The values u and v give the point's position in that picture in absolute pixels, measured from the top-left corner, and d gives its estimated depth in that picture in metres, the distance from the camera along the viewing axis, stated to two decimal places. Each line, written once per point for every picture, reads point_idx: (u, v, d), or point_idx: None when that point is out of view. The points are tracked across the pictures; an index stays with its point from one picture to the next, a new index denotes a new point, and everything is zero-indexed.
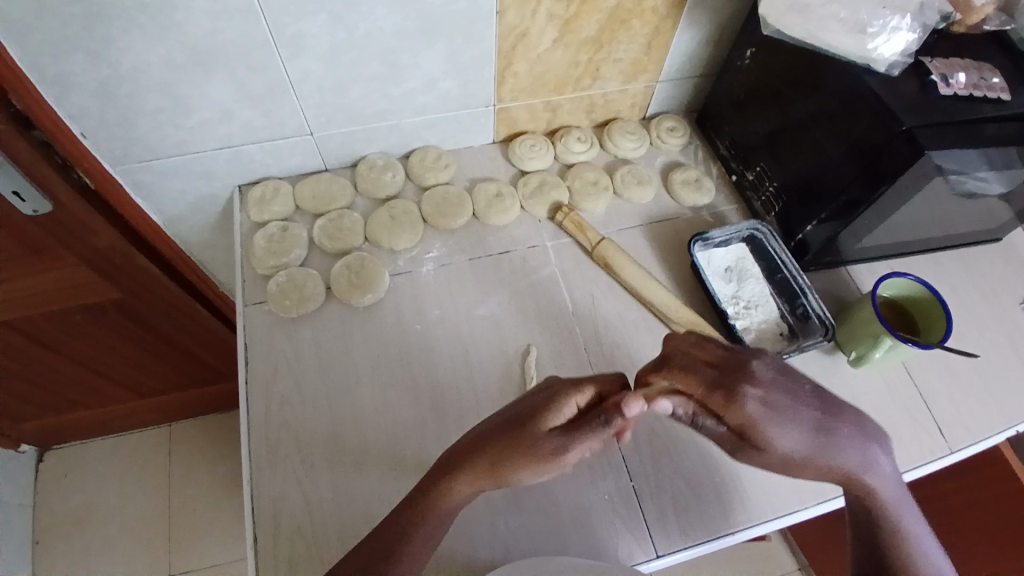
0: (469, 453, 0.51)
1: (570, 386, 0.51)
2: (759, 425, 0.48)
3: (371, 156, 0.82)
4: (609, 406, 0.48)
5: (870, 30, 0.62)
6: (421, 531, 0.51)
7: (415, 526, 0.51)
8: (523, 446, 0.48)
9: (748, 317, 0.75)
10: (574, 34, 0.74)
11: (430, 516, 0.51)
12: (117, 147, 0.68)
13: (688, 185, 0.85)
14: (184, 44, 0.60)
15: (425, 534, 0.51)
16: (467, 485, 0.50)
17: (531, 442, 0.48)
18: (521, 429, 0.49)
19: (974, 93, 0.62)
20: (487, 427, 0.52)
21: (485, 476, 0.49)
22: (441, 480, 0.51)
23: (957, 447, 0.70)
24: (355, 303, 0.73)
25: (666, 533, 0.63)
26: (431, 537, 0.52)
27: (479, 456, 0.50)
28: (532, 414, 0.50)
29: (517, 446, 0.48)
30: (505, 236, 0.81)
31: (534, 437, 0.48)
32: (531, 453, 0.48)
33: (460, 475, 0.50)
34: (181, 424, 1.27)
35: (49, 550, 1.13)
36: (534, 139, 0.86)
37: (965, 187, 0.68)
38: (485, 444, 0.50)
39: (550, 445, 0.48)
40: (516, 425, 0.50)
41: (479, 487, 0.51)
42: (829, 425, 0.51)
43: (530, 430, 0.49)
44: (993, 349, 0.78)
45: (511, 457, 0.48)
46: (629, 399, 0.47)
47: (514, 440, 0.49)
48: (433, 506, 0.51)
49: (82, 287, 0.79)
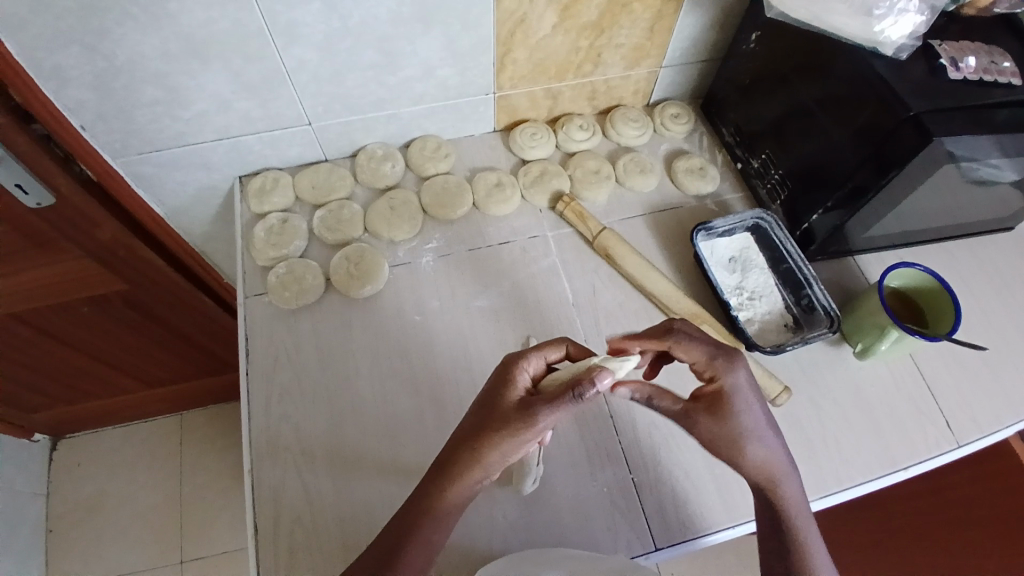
0: (460, 449, 0.50)
1: (521, 356, 0.53)
2: (735, 395, 0.54)
3: (370, 145, 0.82)
4: (580, 380, 0.47)
5: (876, 13, 0.60)
6: (422, 531, 0.50)
7: (415, 524, 0.50)
8: (496, 421, 0.49)
9: (751, 309, 0.74)
10: (574, 20, 0.73)
11: (432, 514, 0.50)
12: (116, 140, 0.68)
13: (692, 173, 0.83)
14: (179, 34, 0.60)
15: (427, 534, 0.50)
16: (461, 480, 0.50)
17: (501, 416, 0.49)
18: (492, 407, 0.51)
19: (984, 77, 0.60)
20: (469, 420, 0.51)
21: (470, 462, 0.50)
22: (436, 478, 0.51)
23: (965, 440, 0.69)
24: (354, 294, 0.73)
25: (665, 525, 0.63)
26: (432, 539, 0.50)
27: (465, 444, 0.50)
28: (495, 390, 0.52)
29: (495, 425, 0.49)
30: (506, 226, 0.80)
31: (504, 412, 0.50)
32: (505, 424, 0.49)
33: (456, 474, 0.50)
34: (191, 413, 1.28)
35: (64, 536, 1.15)
36: (535, 128, 0.85)
37: (977, 174, 0.66)
38: (467, 432, 0.51)
39: (519, 413, 0.49)
40: (487, 406, 0.51)
41: (475, 479, 0.50)
42: (761, 421, 0.54)
43: (499, 406, 0.50)
44: (1005, 340, 0.76)
45: (488, 435, 0.49)
46: (600, 374, 0.47)
47: (487, 419, 0.50)
48: (432, 505, 0.50)
49: (86, 280, 0.79)
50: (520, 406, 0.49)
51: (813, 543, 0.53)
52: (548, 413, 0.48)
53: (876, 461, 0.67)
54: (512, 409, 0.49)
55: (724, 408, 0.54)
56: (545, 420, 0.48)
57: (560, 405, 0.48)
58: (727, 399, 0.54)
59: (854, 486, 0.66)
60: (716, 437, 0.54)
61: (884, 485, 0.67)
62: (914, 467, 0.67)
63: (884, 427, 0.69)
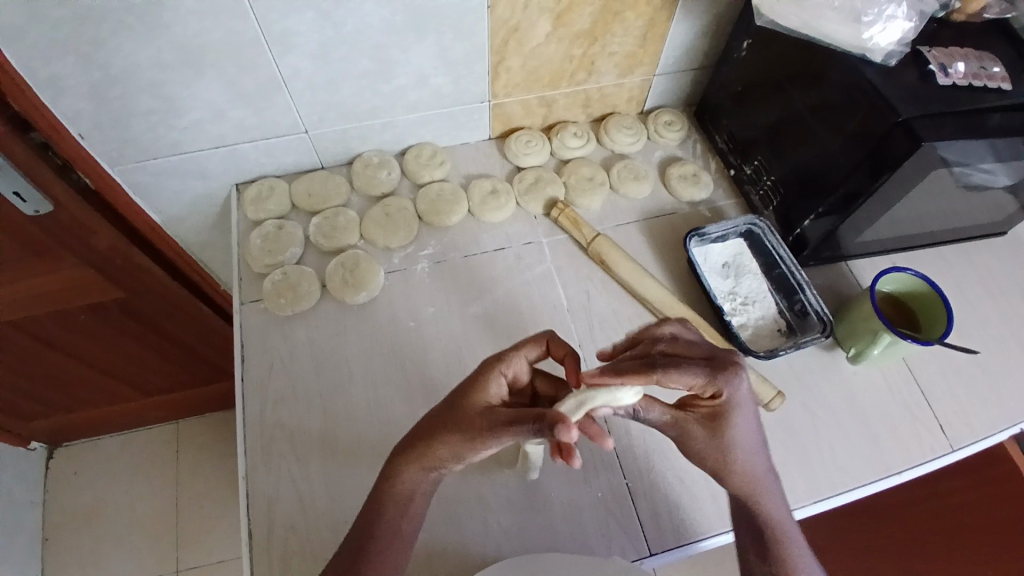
0: (419, 447, 0.50)
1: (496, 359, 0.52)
2: (735, 408, 0.50)
3: (366, 153, 0.82)
4: (544, 417, 0.45)
5: (865, 19, 0.61)
6: (382, 524, 0.51)
7: (376, 514, 0.51)
8: (456, 423, 0.49)
9: (745, 314, 0.74)
10: (567, 28, 0.73)
11: (390, 503, 0.51)
12: (113, 149, 0.69)
13: (686, 179, 0.84)
14: (175, 44, 0.60)
15: (390, 524, 0.51)
16: (413, 470, 0.51)
17: (461, 417, 0.49)
18: (454, 402, 0.51)
19: (974, 83, 0.61)
20: (432, 416, 0.51)
21: (423, 456, 0.50)
22: (391, 471, 0.51)
23: (959, 445, 0.69)
24: (349, 301, 0.74)
25: (659, 531, 0.63)
26: (396, 531, 0.51)
27: (422, 442, 0.50)
28: (462, 393, 0.51)
29: (451, 421, 0.50)
30: (501, 233, 0.80)
31: (463, 414, 0.50)
32: (468, 429, 0.49)
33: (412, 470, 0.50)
34: (188, 421, 1.28)
35: (59, 545, 1.15)
36: (530, 135, 0.86)
37: (970, 179, 0.67)
38: (427, 424, 0.51)
39: (478, 418, 0.49)
40: (451, 407, 0.51)
41: (431, 469, 0.51)
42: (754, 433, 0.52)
43: (461, 409, 0.50)
44: (998, 345, 0.76)
45: (452, 436, 0.49)
46: (563, 426, 0.43)
47: (448, 420, 0.50)
48: (388, 495, 0.51)
49: (84, 288, 0.80)
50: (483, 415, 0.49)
51: (796, 548, 0.54)
52: (505, 433, 0.47)
53: (870, 466, 0.67)
54: (473, 411, 0.49)
55: (723, 424, 0.51)
56: (497, 440, 0.48)
57: (518, 431, 0.47)
58: (724, 416, 0.50)
59: (849, 491, 0.66)
60: (713, 452, 0.52)
61: (878, 489, 0.67)
62: (908, 471, 0.67)
63: (878, 432, 0.69)
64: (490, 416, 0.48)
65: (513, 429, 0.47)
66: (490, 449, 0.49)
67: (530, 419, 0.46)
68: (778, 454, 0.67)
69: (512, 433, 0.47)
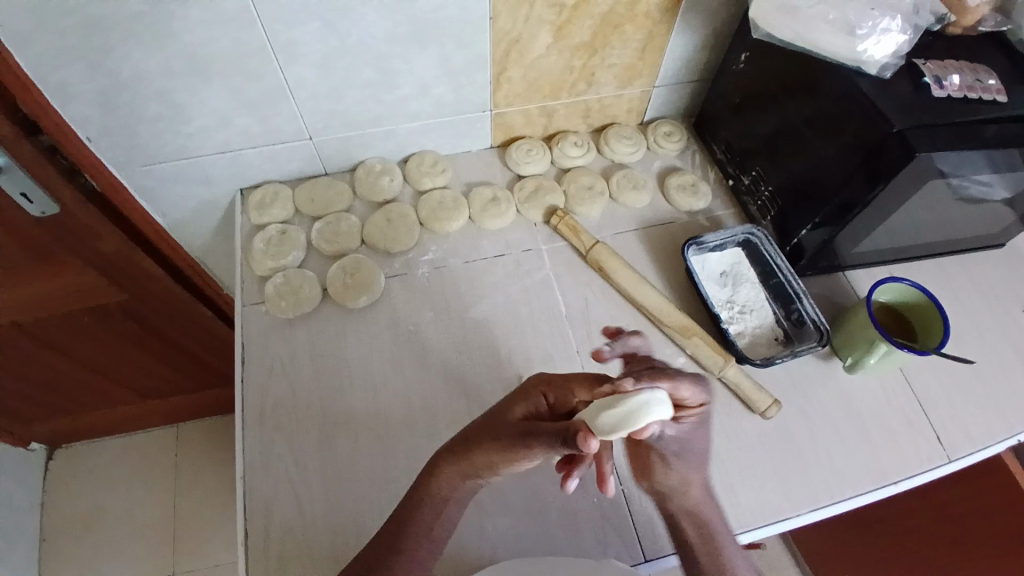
0: (449, 451, 0.51)
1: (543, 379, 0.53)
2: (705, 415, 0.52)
3: (369, 161, 0.83)
4: (570, 429, 0.44)
5: (859, 32, 0.62)
6: (413, 525, 0.51)
7: (410, 514, 0.51)
8: (493, 429, 0.50)
9: (742, 322, 0.75)
10: (566, 40, 0.75)
11: (423, 506, 0.51)
12: (120, 154, 0.70)
13: (684, 189, 0.85)
14: (183, 52, 0.62)
15: (424, 523, 0.51)
16: (450, 476, 0.51)
17: (498, 429, 0.50)
18: (498, 416, 0.52)
19: (969, 95, 0.62)
20: (471, 424, 0.53)
21: (460, 464, 0.50)
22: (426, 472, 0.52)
23: (957, 455, 0.69)
24: (349, 304, 0.74)
25: (655, 537, 0.63)
26: (427, 530, 0.51)
27: (458, 444, 0.51)
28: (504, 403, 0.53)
29: (492, 429, 0.50)
30: (500, 239, 0.81)
31: (501, 420, 0.51)
32: (501, 435, 0.49)
33: (439, 472, 0.51)
34: (188, 426, 1.29)
35: (58, 549, 1.15)
36: (530, 144, 0.87)
37: (967, 191, 0.67)
38: (469, 431, 0.51)
39: (513, 433, 0.48)
40: (492, 415, 0.52)
41: (467, 476, 0.51)
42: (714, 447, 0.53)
43: (503, 416, 0.51)
44: (995, 355, 0.77)
45: (487, 440, 0.50)
46: (585, 433, 0.43)
47: (486, 424, 0.51)
48: (426, 495, 0.51)
49: (88, 289, 0.80)
50: (517, 425, 0.49)
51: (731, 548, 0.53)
52: (534, 444, 0.47)
53: (867, 475, 0.67)
54: (512, 424, 0.50)
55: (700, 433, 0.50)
56: (531, 453, 0.47)
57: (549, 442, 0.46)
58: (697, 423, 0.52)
59: (846, 500, 0.66)
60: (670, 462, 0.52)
61: (875, 499, 0.67)
62: (905, 481, 0.67)
63: (875, 440, 0.69)
64: (523, 428, 0.48)
65: (543, 441, 0.46)
66: (526, 463, 0.48)
67: (557, 429, 0.46)
68: (775, 462, 0.67)
69: (544, 444, 0.46)
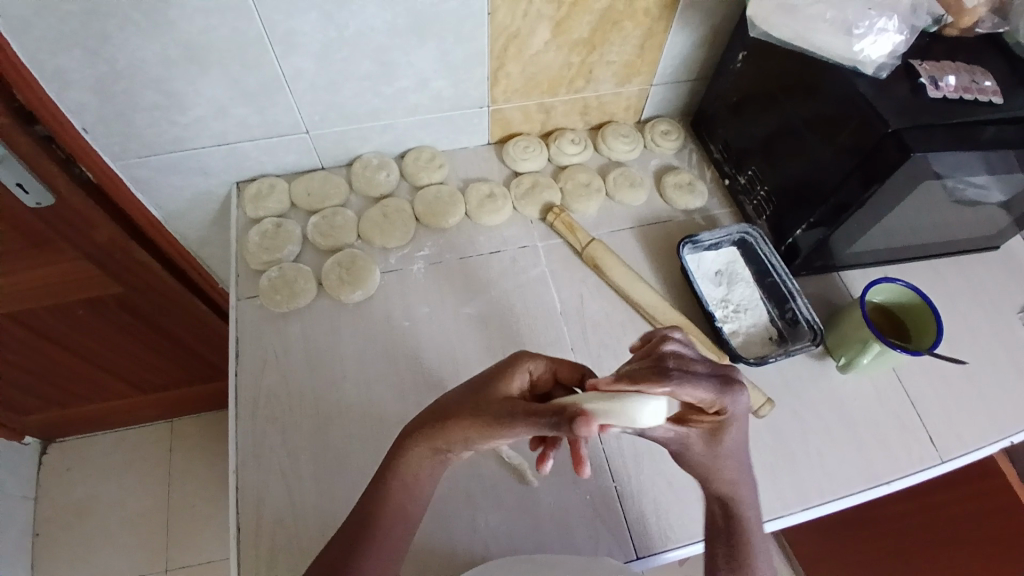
0: (425, 425, 0.49)
1: (527, 358, 0.52)
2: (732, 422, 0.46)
3: (366, 155, 0.83)
4: (564, 410, 0.41)
5: (856, 31, 0.62)
6: (385, 507, 0.50)
7: (378, 502, 0.50)
8: (473, 402, 0.48)
9: (736, 321, 0.75)
10: (565, 36, 0.75)
11: (394, 490, 0.50)
12: (116, 143, 0.70)
13: (681, 188, 0.85)
14: (180, 41, 0.62)
15: (395, 508, 0.50)
16: (421, 452, 0.49)
17: (481, 401, 0.48)
18: (480, 388, 0.50)
19: (964, 95, 0.62)
20: (447, 399, 0.50)
21: (437, 437, 0.49)
22: (399, 447, 0.50)
23: (948, 456, 0.69)
24: (344, 299, 0.74)
25: (646, 535, 0.63)
26: (399, 511, 0.50)
27: (436, 419, 0.49)
28: (485, 380, 0.51)
29: (472, 404, 0.48)
30: (496, 235, 0.81)
31: (483, 396, 0.49)
32: (481, 408, 0.47)
33: (414, 447, 0.49)
34: (183, 420, 1.29)
35: (50, 540, 1.15)
36: (528, 141, 0.87)
37: (963, 193, 0.68)
38: (444, 405, 0.50)
39: (494, 409, 0.47)
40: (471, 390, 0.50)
41: (438, 451, 0.49)
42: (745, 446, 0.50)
43: (485, 391, 0.49)
44: (988, 357, 0.77)
45: (466, 413, 0.48)
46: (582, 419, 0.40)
47: (467, 398, 0.49)
48: (393, 476, 0.50)
49: (83, 280, 0.80)
50: (501, 401, 0.48)
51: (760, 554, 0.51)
52: (519, 419, 0.45)
53: (858, 474, 0.67)
54: (496, 399, 0.48)
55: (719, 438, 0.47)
56: (510, 431, 0.46)
57: (536, 424, 0.44)
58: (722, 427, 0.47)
59: (836, 499, 0.66)
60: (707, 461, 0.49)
61: (867, 498, 0.67)
62: (896, 481, 0.67)
63: (867, 441, 0.70)
64: (505, 406, 0.47)
65: (523, 421, 0.45)
66: (502, 441, 0.47)
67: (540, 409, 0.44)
68: (768, 460, 0.67)
69: (524, 424, 0.45)
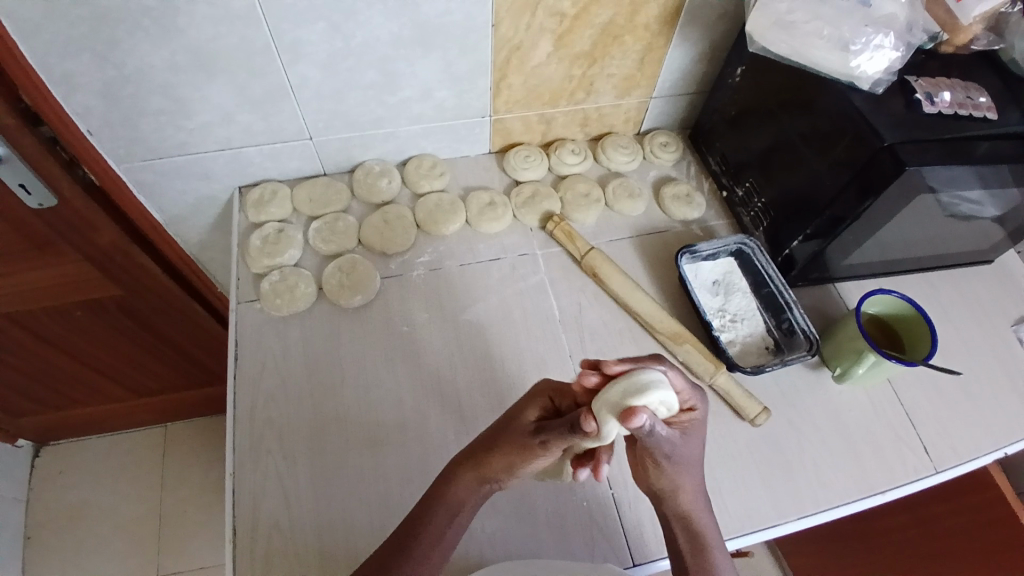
0: (469, 454, 0.54)
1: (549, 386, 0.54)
2: (697, 428, 0.52)
3: (369, 162, 0.84)
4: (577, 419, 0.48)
5: (852, 48, 0.63)
6: (432, 522, 0.52)
7: (417, 527, 0.51)
8: (508, 437, 0.52)
9: (733, 331, 0.75)
10: (567, 49, 0.76)
11: (438, 510, 0.52)
12: (120, 147, 0.71)
13: (679, 199, 0.86)
14: (188, 48, 0.63)
15: (436, 529, 0.51)
16: (470, 483, 0.53)
17: (516, 435, 0.52)
18: (511, 418, 0.54)
19: (959, 111, 0.63)
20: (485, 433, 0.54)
21: (482, 470, 0.53)
22: (448, 474, 0.54)
23: (943, 467, 0.70)
24: (344, 304, 0.75)
25: (643, 542, 0.63)
26: (441, 535, 0.51)
27: (478, 453, 0.53)
28: (514, 412, 0.54)
29: (507, 439, 0.52)
30: (496, 243, 0.82)
31: (515, 431, 0.52)
32: (517, 445, 0.51)
33: (463, 474, 0.53)
34: (178, 425, 1.28)
35: (41, 545, 1.14)
36: (528, 151, 0.88)
37: (957, 208, 0.69)
38: (482, 440, 0.54)
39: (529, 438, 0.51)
40: (506, 425, 0.54)
41: (485, 481, 0.53)
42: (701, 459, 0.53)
43: (515, 426, 0.53)
44: (982, 369, 0.78)
45: (503, 450, 0.52)
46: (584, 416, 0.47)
47: (504, 432, 0.53)
48: (442, 499, 0.52)
49: (84, 283, 0.81)
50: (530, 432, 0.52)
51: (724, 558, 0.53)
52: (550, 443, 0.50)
53: (854, 484, 0.68)
54: (526, 430, 0.52)
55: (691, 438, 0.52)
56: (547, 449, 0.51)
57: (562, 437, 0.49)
58: (691, 431, 0.52)
59: (832, 508, 0.66)
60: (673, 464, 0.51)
61: (862, 509, 0.67)
62: (891, 492, 0.68)
63: (862, 451, 0.70)
64: (538, 429, 0.51)
65: (557, 435, 0.50)
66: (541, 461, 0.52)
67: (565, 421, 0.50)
68: (763, 469, 0.67)
69: (558, 440, 0.50)
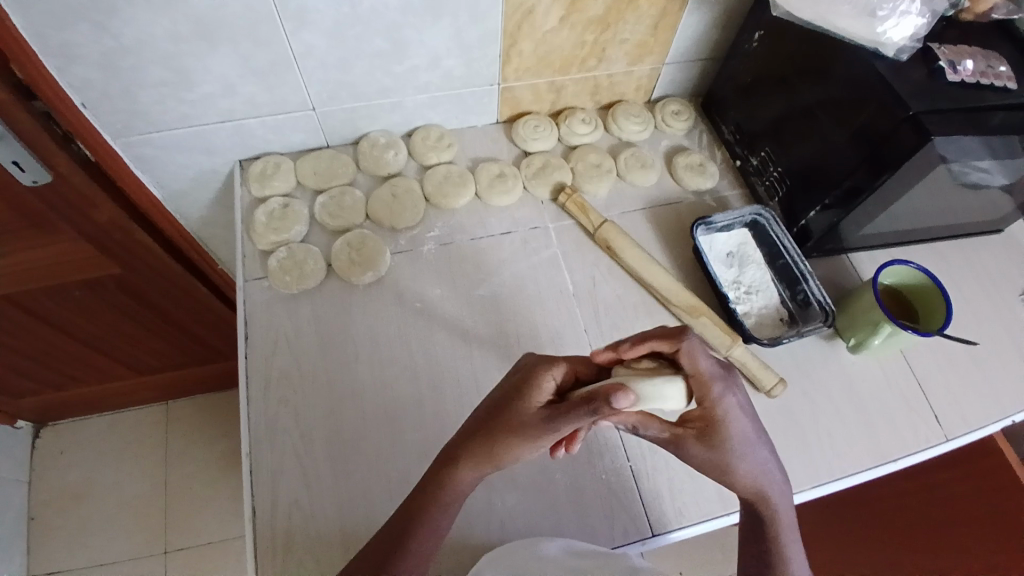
0: (464, 441, 0.52)
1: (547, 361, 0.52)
2: (725, 419, 0.51)
3: (373, 134, 0.82)
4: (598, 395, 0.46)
5: (880, 13, 0.61)
6: (426, 518, 0.51)
7: (419, 516, 0.51)
8: (507, 423, 0.50)
9: (749, 302, 0.75)
10: (580, 14, 0.73)
11: (436, 503, 0.51)
12: (119, 120, 0.68)
13: (692, 169, 0.85)
14: (188, 15, 0.59)
15: (432, 523, 0.51)
16: (469, 472, 0.51)
17: (518, 419, 0.50)
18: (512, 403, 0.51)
19: (980, 81, 0.62)
20: (476, 417, 0.53)
21: (483, 459, 0.51)
22: (445, 467, 0.52)
23: (953, 434, 0.71)
24: (356, 281, 0.73)
25: (663, 513, 0.64)
26: (437, 528, 0.51)
27: (476, 439, 0.51)
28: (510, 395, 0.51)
29: (509, 424, 0.50)
30: (507, 216, 0.80)
31: (515, 415, 0.50)
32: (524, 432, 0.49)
33: (461, 463, 0.51)
34: (178, 402, 1.27)
35: (46, 525, 1.13)
36: (538, 120, 0.86)
37: (968, 177, 0.68)
38: (477, 426, 0.52)
39: (536, 421, 0.49)
40: (499, 408, 0.51)
41: (481, 470, 0.51)
42: (750, 442, 0.52)
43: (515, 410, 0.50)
44: (991, 338, 0.78)
45: (508, 438, 0.50)
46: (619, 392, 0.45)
47: (502, 417, 0.51)
48: (440, 493, 0.51)
49: (82, 261, 0.78)
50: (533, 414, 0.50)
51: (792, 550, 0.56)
52: (562, 422, 0.48)
53: (868, 454, 0.68)
54: (529, 414, 0.50)
55: (715, 436, 0.52)
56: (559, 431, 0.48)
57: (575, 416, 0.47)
58: (715, 423, 0.51)
59: (846, 477, 0.67)
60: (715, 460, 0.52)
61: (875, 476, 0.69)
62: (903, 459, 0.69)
63: (875, 420, 0.71)
64: (547, 413, 0.49)
65: (570, 417, 0.47)
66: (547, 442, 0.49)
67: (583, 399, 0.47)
68: (779, 439, 0.68)
69: (569, 421, 0.48)
